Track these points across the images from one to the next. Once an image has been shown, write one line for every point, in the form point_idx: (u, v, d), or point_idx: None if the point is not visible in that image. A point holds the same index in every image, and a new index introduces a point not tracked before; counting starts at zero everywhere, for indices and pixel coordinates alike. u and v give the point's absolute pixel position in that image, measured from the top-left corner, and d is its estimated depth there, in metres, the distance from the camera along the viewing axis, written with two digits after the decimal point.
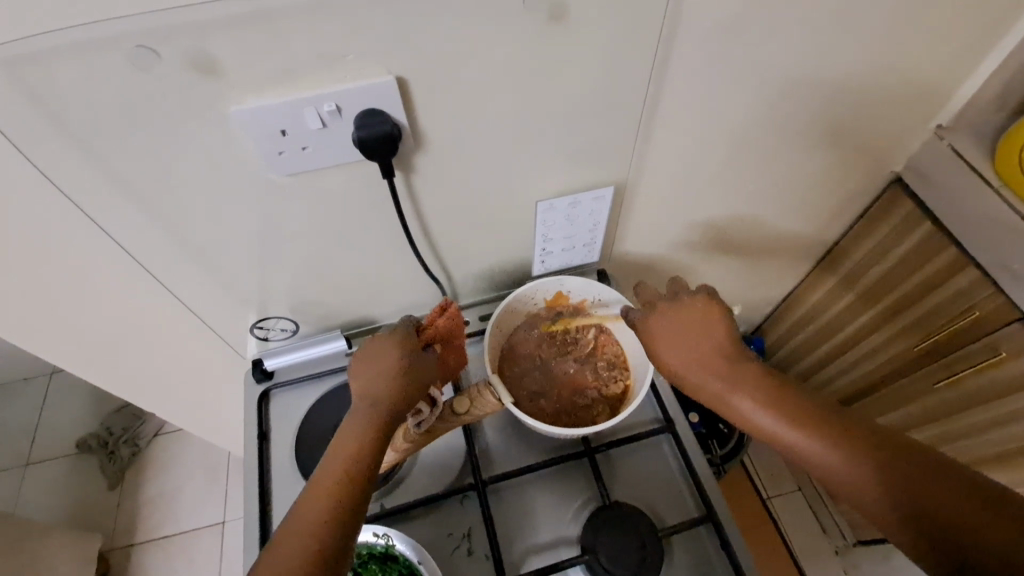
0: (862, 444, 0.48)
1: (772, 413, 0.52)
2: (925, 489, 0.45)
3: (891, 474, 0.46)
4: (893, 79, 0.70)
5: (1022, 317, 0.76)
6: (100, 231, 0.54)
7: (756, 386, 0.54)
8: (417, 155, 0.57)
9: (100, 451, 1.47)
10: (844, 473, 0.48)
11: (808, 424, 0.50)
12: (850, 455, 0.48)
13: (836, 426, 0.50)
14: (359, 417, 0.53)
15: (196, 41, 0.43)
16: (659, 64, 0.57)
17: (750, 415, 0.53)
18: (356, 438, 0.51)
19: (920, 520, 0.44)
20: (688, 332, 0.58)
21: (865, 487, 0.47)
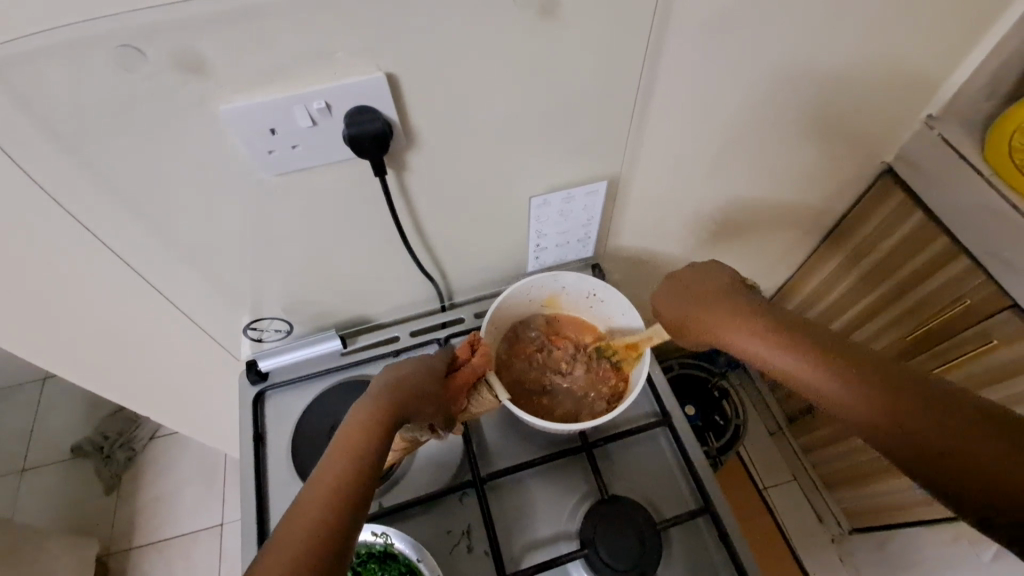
0: (859, 372, 0.44)
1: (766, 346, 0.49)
2: (921, 416, 0.40)
3: (888, 399, 0.42)
4: (885, 69, 0.68)
5: (1013, 304, 0.73)
6: (89, 235, 0.54)
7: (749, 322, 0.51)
8: (410, 152, 0.56)
9: (97, 455, 1.47)
10: (837, 403, 0.44)
11: (801, 354, 0.47)
12: (844, 383, 0.44)
13: (832, 353, 0.46)
14: (364, 412, 0.50)
15: (182, 41, 0.42)
16: (651, 57, 0.56)
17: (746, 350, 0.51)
18: (357, 433, 0.49)
19: (918, 452, 0.40)
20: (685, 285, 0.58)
21: (861, 415, 0.43)
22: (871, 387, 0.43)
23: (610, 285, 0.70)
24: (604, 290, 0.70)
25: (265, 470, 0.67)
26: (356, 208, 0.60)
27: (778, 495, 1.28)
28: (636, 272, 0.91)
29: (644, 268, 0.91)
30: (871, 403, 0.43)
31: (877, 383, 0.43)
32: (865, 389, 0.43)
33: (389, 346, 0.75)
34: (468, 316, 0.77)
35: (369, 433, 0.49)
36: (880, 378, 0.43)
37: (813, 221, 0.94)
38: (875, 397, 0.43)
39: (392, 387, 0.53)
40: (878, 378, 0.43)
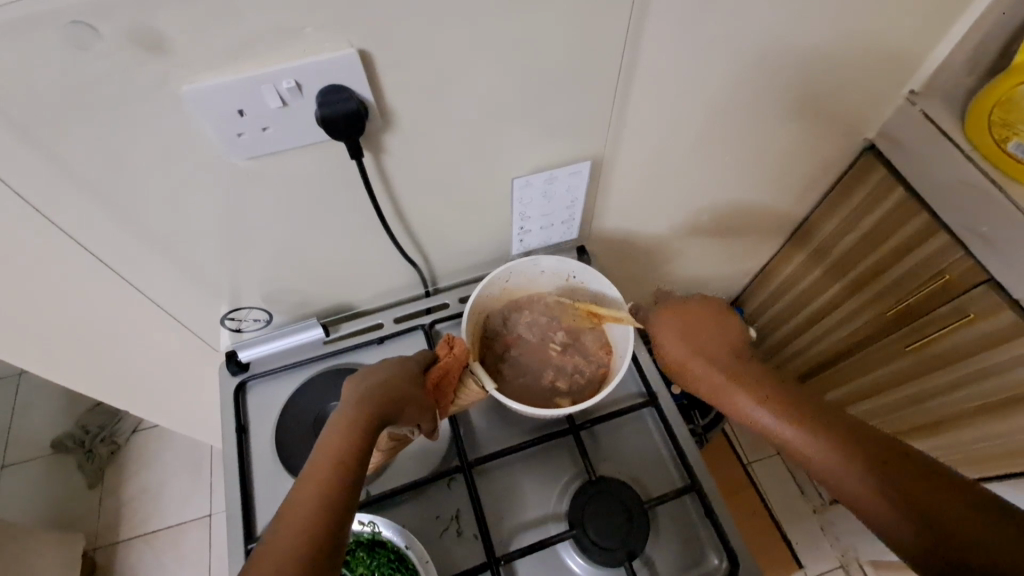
0: (859, 444, 0.45)
1: (766, 405, 0.49)
2: (919, 486, 0.42)
3: (890, 476, 0.43)
4: (870, 42, 0.67)
5: (988, 279, 0.75)
6: (52, 226, 0.51)
7: (757, 380, 0.52)
8: (387, 134, 0.54)
9: (78, 450, 1.44)
10: (845, 477, 0.44)
11: (807, 420, 0.47)
12: (852, 460, 0.44)
13: (834, 423, 0.47)
14: (322, 464, 0.45)
15: (137, 16, 0.40)
16: (633, 32, 0.54)
17: (739, 404, 0.51)
18: (310, 496, 0.43)
19: (927, 526, 0.40)
20: (698, 321, 0.58)
21: (866, 490, 0.43)
22: (873, 462, 0.44)
23: (592, 269, 0.70)
24: (586, 273, 0.70)
25: (248, 461, 0.66)
26: (334, 192, 0.58)
27: (762, 469, 1.32)
28: (621, 253, 0.91)
29: (628, 249, 0.90)
30: (866, 475, 0.43)
31: (875, 454, 0.44)
32: (870, 467, 0.44)
33: (373, 334, 0.73)
34: (453, 301, 0.76)
35: (346, 451, 0.46)
36: (882, 453, 0.44)
37: (796, 200, 0.94)
38: (878, 473, 0.43)
39: (352, 421, 0.48)
40: (870, 453, 0.44)
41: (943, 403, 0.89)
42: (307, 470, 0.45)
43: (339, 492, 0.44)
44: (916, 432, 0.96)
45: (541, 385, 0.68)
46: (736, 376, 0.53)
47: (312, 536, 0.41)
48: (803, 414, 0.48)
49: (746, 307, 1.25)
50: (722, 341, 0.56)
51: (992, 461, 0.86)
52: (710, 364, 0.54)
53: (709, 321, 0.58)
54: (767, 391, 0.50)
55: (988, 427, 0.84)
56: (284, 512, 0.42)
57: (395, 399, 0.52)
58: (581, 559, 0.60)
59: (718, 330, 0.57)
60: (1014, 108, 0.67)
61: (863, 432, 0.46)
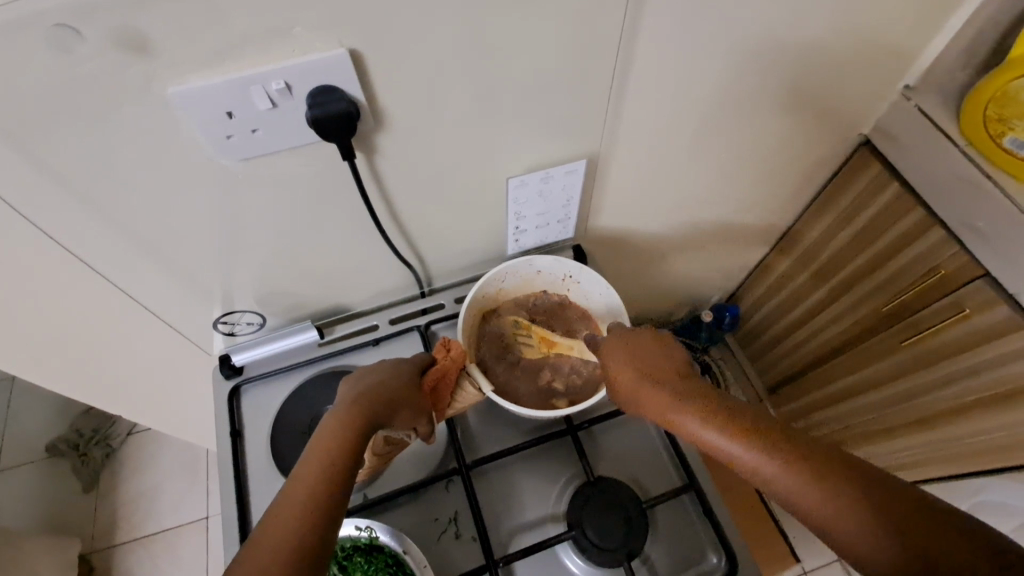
0: (818, 465, 0.42)
1: (716, 428, 0.47)
2: (886, 509, 0.39)
3: (856, 495, 0.41)
4: (865, 37, 0.67)
5: (986, 274, 0.74)
6: (40, 233, 0.50)
7: (706, 402, 0.49)
8: (379, 135, 0.53)
9: (72, 454, 1.43)
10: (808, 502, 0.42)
11: (760, 441, 0.45)
12: (813, 484, 0.42)
13: (789, 443, 0.44)
14: (311, 467, 0.44)
15: (121, 18, 0.39)
16: (628, 30, 0.54)
17: (690, 429, 0.49)
18: (298, 498, 0.42)
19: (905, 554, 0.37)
20: (645, 350, 0.58)
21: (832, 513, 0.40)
22: (835, 483, 0.41)
23: (588, 268, 0.69)
24: (582, 273, 0.70)
25: (243, 465, 0.66)
26: (326, 194, 0.57)
27: None
28: (617, 251, 0.91)
29: (624, 247, 0.90)
30: (826, 498, 0.41)
31: (838, 477, 0.42)
32: (834, 489, 0.41)
33: (368, 336, 0.73)
34: (449, 302, 0.76)
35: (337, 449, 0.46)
36: (844, 473, 0.42)
37: (791, 196, 0.94)
38: (843, 493, 0.41)
39: (346, 420, 0.48)
40: (839, 477, 0.42)
41: (936, 398, 0.89)
42: (296, 473, 0.44)
43: (327, 494, 0.43)
44: (907, 428, 0.96)
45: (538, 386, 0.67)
46: (686, 400, 0.50)
47: (297, 539, 0.40)
48: (755, 434, 0.45)
49: (742, 303, 1.25)
50: (670, 366, 0.55)
51: (984, 456, 0.87)
52: (658, 389, 0.53)
53: (653, 351, 0.57)
54: (716, 414, 0.48)
55: (980, 422, 0.84)
56: (276, 505, 0.42)
57: (389, 402, 0.52)
58: (580, 560, 0.60)
59: (665, 358, 0.56)
60: (1010, 103, 0.67)
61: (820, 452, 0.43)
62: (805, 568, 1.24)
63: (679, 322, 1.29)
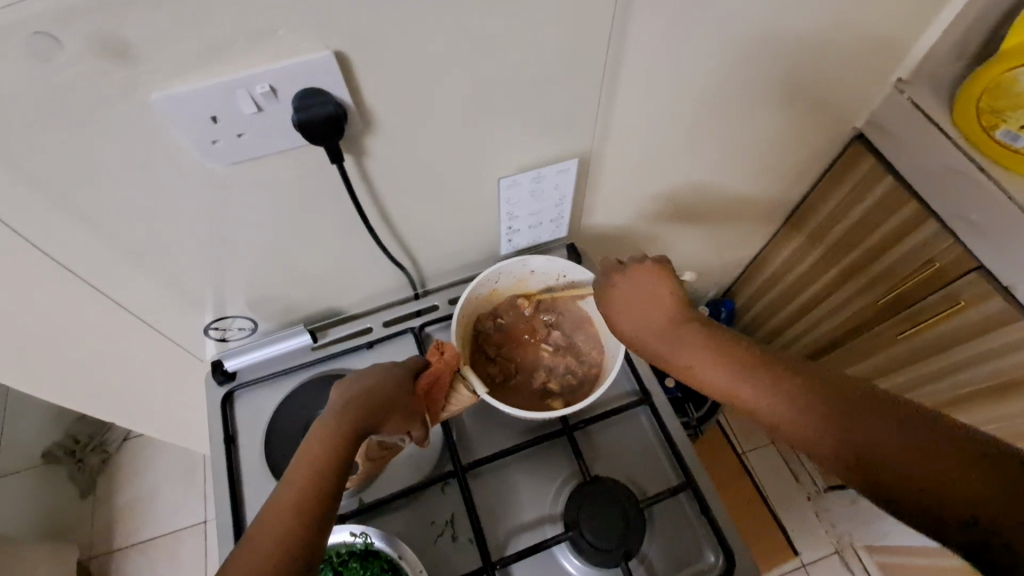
0: (833, 399, 0.41)
1: (727, 369, 0.46)
2: (903, 439, 0.38)
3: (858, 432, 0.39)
4: (858, 30, 0.66)
5: (980, 266, 0.74)
6: (24, 242, 0.49)
7: (715, 347, 0.48)
8: (368, 136, 0.53)
9: (69, 460, 1.42)
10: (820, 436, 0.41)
11: (773, 380, 0.44)
12: (825, 419, 0.41)
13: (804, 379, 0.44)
14: (301, 471, 0.44)
15: (100, 23, 0.38)
16: (618, 27, 0.53)
17: (698, 370, 0.48)
18: (283, 519, 0.42)
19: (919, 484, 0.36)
20: (646, 296, 0.55)
21: (844, 446, 0.40)
22: (849, 416, 0.40)
23: (582, 267, 0.69)
24: (576, 272, 0.69)
25: (238, 471, 0.65)
26: (316, 197, 0.57)
27: (756, 458, 1.32)
28: (612, 249, 0.90)
29: (619, 245, 0.90)
30: (839, 432, 0.40)
31: (851, 410, 0.40)
32: (848, 422, 0.40)
33: (362, 339, 0.72)
34: (443, 303, 0.75)
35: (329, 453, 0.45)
36: (858, 405, 0.40)
37: (786, 191, 0.94)
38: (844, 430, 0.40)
39: (339, 423, 0.48)
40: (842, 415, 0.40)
41: (933, 390, 0.89)
42: (279, 491, 0.44)
43: (313, 513, 0.42)
44: None
45: (534, 385, 0.67)
46: (693, 345, 0.49)
47: (284, 560, 0.40)
48: (768, 374, 0.45)
49: (739, 297, 1.25)
50: (668, 308, 0.53)
51: None
52: (663, 336, 0.51)
53: (654, 297, 0.55)
54: (726, 355, 0.47)
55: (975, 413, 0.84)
56: (267, 508, 0.43)
57: (379, 409, 0.51)
58: (577, 560, 0.60)
59: (664, 303, 0.54)
60: (1004, 95, 0.67)
61: (835, 386, 0.42)
62: (804, 561, 1.24)
63: None
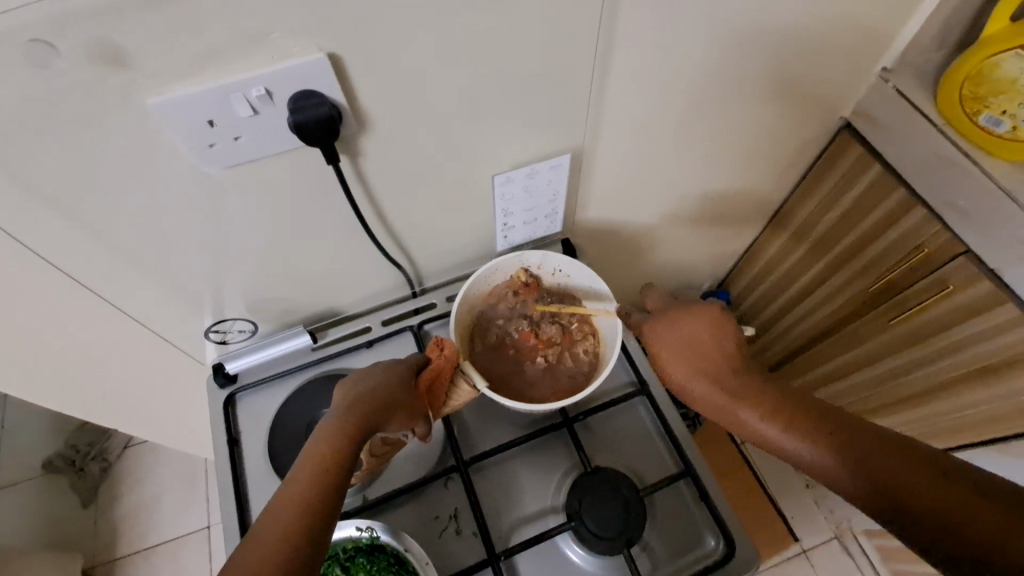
0: (860, 447, 0.46)
1: (765, 419, 0.50)
2: (923, 482, 0.42)
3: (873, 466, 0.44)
4: (843, 21, 0.67)
5: (967, 251, 0.76)
6: (25, 249, 0.50)
7: (758, 397, 0.52)
8: (362, 137, 0.54)
9: (69, 470, 1.42)
10: (843, 480, 0.46)
11: (810, 433, 0.48)
12: (851, 467, 0.45)
13: (837, 432, 0.47)
14: (306, 469, 0.45)
15: (95, 30, 0.38)
16: (607, 23, 0.54)
17: (749, 420, 0.51)
18: (290, 507, 0.42)
19: (923, 518, 0.41)
20: (699, 340, 0.57)
21: (869, 491, 0.44)
22: (875, 465, 0.44)
23: (576, 261, 0.70)
24: (570, 266, 0.70)
25: (241, 472, 0.66)
26: (312, 198, 0.57)
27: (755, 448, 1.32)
28: (606, 243, 0.91)
29: (613, 239, 0.91)
30: (860, 474, 0.45)
31: (878, 459, 0.44)
32: (876, 472, 0.44)
33: (361, 338, 0.73)
34: (440, 301, 0.76)
35: (334, 450, 0.46)
36: (887, 455, 0.44)
37: (776, 182, 0.95)
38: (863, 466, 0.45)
39: (343, 422, 0.49)
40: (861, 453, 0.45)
41: (923, 374, 0.90)
42: (290, 481, 0.44)
43: (317, 507, 0.43)
44: (897, 405, 0.98)
45: (525, 381, 0.68)
46: (739, 393, 0.52)
47: (285, 553, 0.40)
48: (803, 424, 0.49)
49: (733, 289, 1.27)
50: (711, 353, 0.55)
51: (970, 429, 0.88)
52: (709, 385, 0.54)
53: (707, 340, 0.56)
54: (769, 406, 0.51)
55: (965, 395, 0.85)
56: (271, 506, 0.43)
57: (383, 407, 0.52)
58: (580, 550, 0.61)
59: (716, 343, 0.56)
60: (984, 82, 0.69)
61: (862, 437, 0.47)
62: (804, 546, 1.26)
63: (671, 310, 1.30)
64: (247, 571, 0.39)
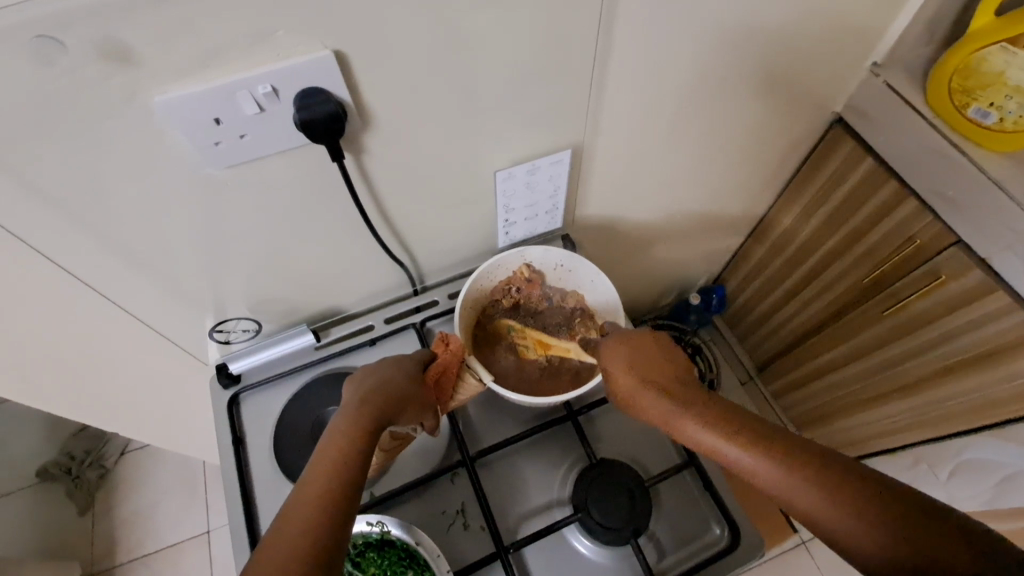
0: (830, 473, 0.41)
1: (712, 427, 0.47)
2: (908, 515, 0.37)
3: (852, 494, 0.39)
4: (835, 16, 0.69)
5: (958, 241, 0.77)
6: (29, 249, 0.50)
7: (707, 408, 0.49)
8: (366, 134, 0.54)
9: (65, 477, 1.40)
10: (800, 497, 0.41)
11: (762, 441, 0.44)
12: (806, 482, 0.41)
13: (791, 443, 0.43)
14: (323, 466, 0.45)
15: (103, 28, 0.39)
16: (605, 20, 0.54)
17: (702, 440, 0.47)
18: (308, 505, 0.42)
19: (906, 548, 0.36)
20: (646, 357, 0.56)
21: (827, 509, 0.39)
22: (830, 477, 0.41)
23: (577, 255, 0.71)
24: (571, 260, 0.71)
25: (248, 472, 0.66)
26: (316, 196, 0.57)
27: None
28: (605, 240, 0.92)
29: (612, 235, 0.92)
30: (847, 506, 0.39)
31: (834, 475, 0.41)
32: (832, 486, 0.40)
33: (364, 335, 0.73)
34: (442, 298, 0.76)
35: (350, 446, 0.46)
36: (842, 469, 0.41)
37: (771, 176, 0.96)
38: (841, 493, 0.39)
39: (356, 417, 0.49)
40: (834, 476, 0.40)
41: (919, 363, 0.91)
42: (304, 483, 0.44)
43: (336, 502, 0.43)
44: (891, 395, 0.99)
45: (532, 372, 0.69)
46: (685, 403, 0.50)
47: (305, 549, 0.40)
48: (753, 435, 0.45)
49: (729, 284, 1.28)
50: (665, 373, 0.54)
51: (962, 417, 0.90)
52: (658, 397, 0.52)
53: (656, 358, 0.56)
54: (718, 416, 0.47)
55: (959, 383, 0.87)
56: (290, 505, 0.43)
57: (394, 401, 0.52)
58: (587, 541, 0.61)
59: (663, 360, 0.56)
60: (972, 75, 0.70)
61: (832, 462, 0.41)
62: (803, 537, 1.28)
63: (669, 305, 1.32)
64: (270, 567, 0.38)
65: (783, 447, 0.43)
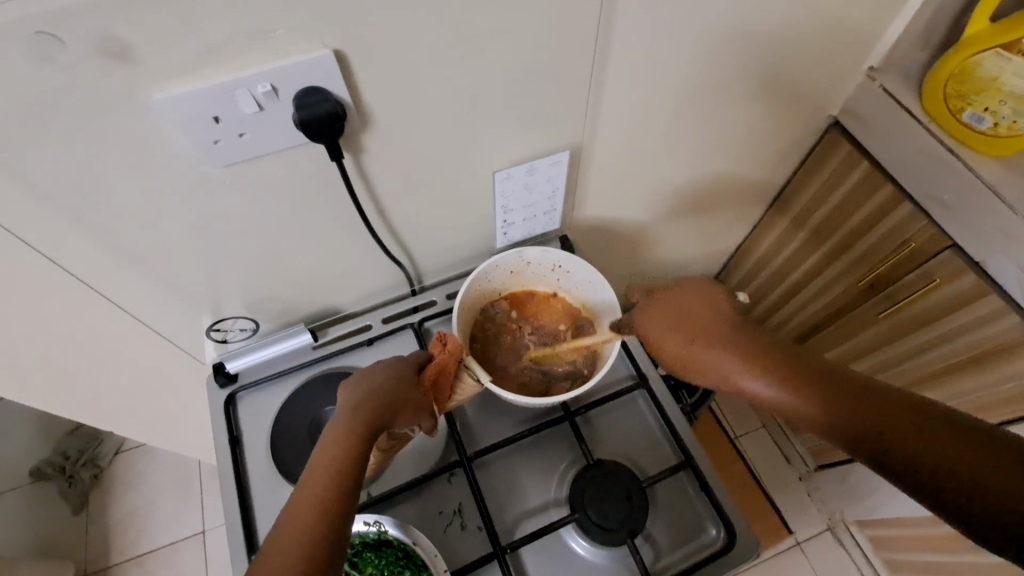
0: (866, 410, 0.45)
1: (755, 376, 0.49)
2: (938, 444, 0.42)
3: (886, 430, 0.44)
4: (832, 20, 0.69)
5: (953, 244, 0.78)
6: (24, 246, 0.50)
7: (748, 355, 0.50)
8: (364, 133, 0.54)
9: (59, 476, 1.39)
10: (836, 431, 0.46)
11: (802, 385, 0.47)
12: (845, 420, 0.45)
13: (829, 384, 0.47)
14: (319, 475, 0.45)
15: (100, 23, 0.38)
16: (603, 21, 0.55)
17: (745, 386, 0.50)
18: (308, 512, 0.43)
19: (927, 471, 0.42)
20: (682, 304, 0.55)
21: (859, 440, 0.45)
22: (871, 415, 0.45)
23: (574, 256, 0.70)
24: (569, 261, 0.71)
25: (244, 472, 0.65)
26: (314, 195, 0.57)
27: (748, 443, 1.38)
28: (603, 241, 0.92)
29: (610, 236, 0.92)
30: (878, 439, 0.44)
31: (871, 413, 0.45)
32: (868, 422, 0.44)
33: (362, 335, 0.73)
34: (440, 298, 0.76)
35: (344, 457, 0.46)
36: (879, 405, 0.45)
37: (768, 179, 0.97)
38: (876, 429, 0.44)
39: (351, 425, 0.49)
40: (872, 413, 0.45)
41: (918, 364, 0.91)
42: (301, 490, 0.45)
43: (334, 514, 0.43)
44: None
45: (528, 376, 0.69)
46: (725, 354, 0.51)
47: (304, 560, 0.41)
48: (798, 380, 0.48)
49: None
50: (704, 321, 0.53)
51: None
52: (697, 347, 0.52)
53: (695, 305, 0.55)
54: (759, 363, 0.50)
55: (956, 383, 0.87)
56: (288, 514, 0.43)
57: (388, 407, 0.52)
58: (584, 541, 0.61)
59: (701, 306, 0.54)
60: (967, 80, 0.71)
61: (872, 399, 0.45)
62: (798, 538, 1.29)
63: None
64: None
65: (824, 390, 0.47)
